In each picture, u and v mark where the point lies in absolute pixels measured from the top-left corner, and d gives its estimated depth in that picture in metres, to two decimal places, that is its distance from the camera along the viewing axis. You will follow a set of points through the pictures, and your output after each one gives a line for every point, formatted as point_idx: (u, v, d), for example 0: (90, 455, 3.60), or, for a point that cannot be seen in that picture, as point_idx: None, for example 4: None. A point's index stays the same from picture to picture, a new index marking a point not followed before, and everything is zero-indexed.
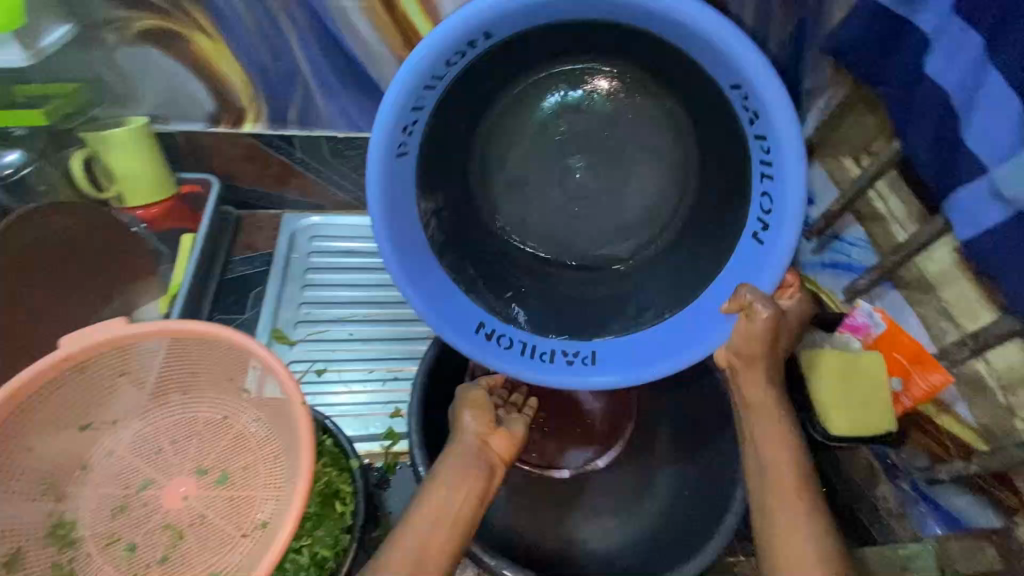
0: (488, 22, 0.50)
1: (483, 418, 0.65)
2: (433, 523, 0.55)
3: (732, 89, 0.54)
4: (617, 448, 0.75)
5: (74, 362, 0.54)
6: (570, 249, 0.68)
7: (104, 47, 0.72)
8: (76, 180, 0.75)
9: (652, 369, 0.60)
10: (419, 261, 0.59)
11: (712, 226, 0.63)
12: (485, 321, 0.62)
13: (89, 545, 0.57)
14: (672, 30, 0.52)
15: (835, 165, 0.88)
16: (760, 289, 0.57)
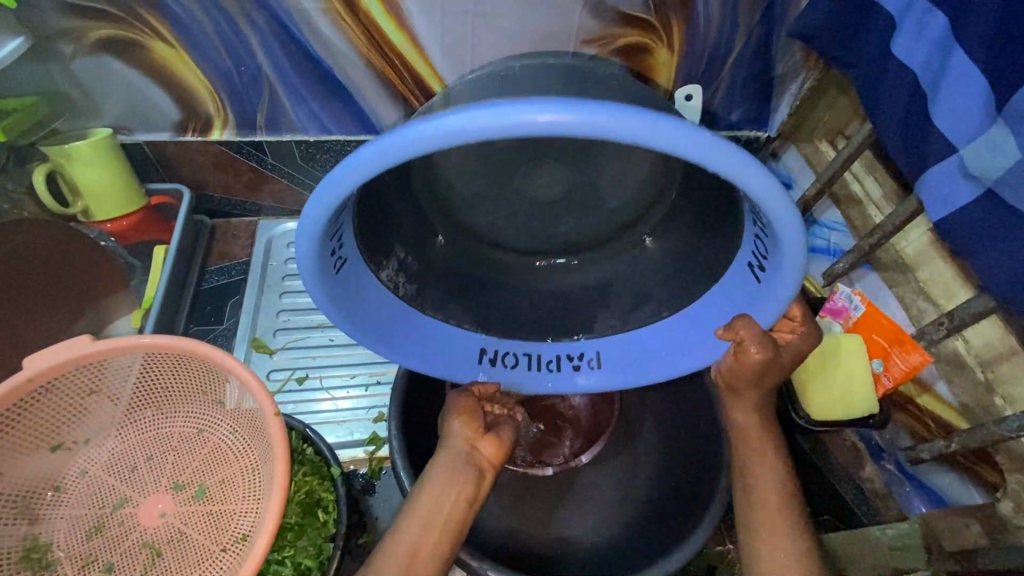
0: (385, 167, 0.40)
1: (473, 423, 0.62)
2: (421, 536, 0.55)
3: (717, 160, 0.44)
4: (601, 443, 0.75)
5: (39, 382, 0.52)
6: (544, 238, 0.62)
7: (59, 59, 0.70)
8: (40, 196, 0.72)
9: (647, 375, 0.59)
10: (380, 322, 0.57)
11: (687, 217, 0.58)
12: (486, 345, 0.63)
13: (64, 568, 0.55)
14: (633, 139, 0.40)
15: (812, 151, 0.89)
16: (758, 325, 0.53)
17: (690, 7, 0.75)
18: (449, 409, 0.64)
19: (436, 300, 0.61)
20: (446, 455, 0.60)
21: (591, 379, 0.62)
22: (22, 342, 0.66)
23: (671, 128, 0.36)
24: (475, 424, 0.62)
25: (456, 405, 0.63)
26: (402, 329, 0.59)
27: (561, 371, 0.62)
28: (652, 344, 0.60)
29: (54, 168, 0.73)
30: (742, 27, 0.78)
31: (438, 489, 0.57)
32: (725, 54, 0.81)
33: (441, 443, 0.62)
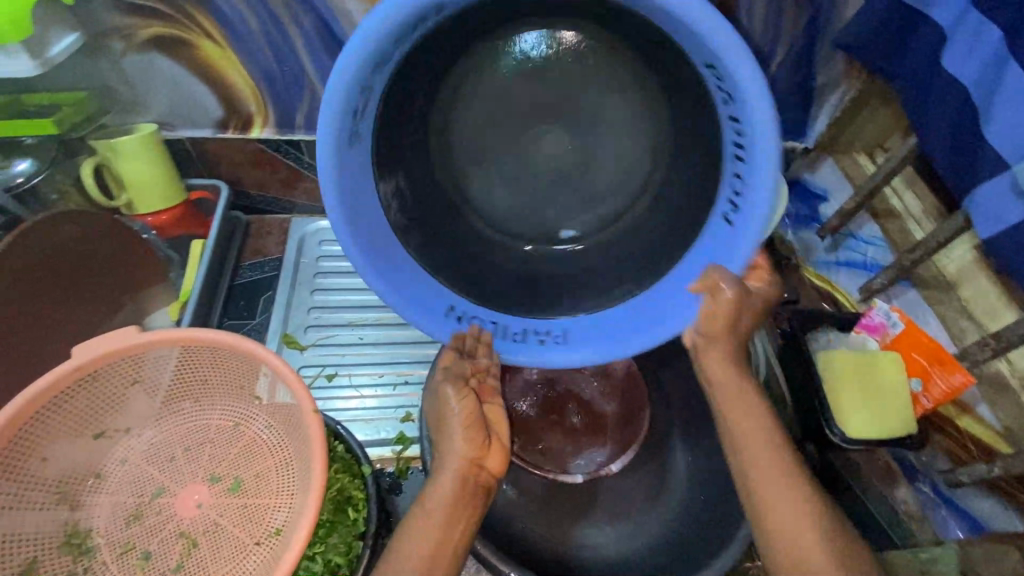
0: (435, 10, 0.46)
1: (474, 435, 0.58)
2: (428, 565, 0.50)
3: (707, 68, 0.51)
4: (632, 451, 0.74)
5: (85, 371, 0.53)
6: (528, 220, 0.64)
7: (110, 56, 0.71)
8: (88, 189, 0.75)
9: (609, 351, 0.59)
10: (363, 221, 0.54)
11: (668, 204, 0.62)
12: (456, 305, 0.61)
13: (103, 554, 0.56)
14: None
15: (851, 164, 0.88)
16: (730, 270, 0.55)
17: (733, 15, 0.74)
18: (439, 400, 0.60)
19: (417, 243, 0.60)
20: (449, 477, 0.56)
21: (556, 352, 0.60)
22: (62, 335, 0.65)
23: None
24: (475, 433, 0.58)
25: (456, 413, 0.59)
26: (386, 251, 0.57)
27: (526, 342, 0.61)
28: (607, 323, 0.61)
29: (101, 161, 0.74)
30: (785, 37, 0.77)
31: (443, 515, 0.53)
32: (766, 63, 0.80)
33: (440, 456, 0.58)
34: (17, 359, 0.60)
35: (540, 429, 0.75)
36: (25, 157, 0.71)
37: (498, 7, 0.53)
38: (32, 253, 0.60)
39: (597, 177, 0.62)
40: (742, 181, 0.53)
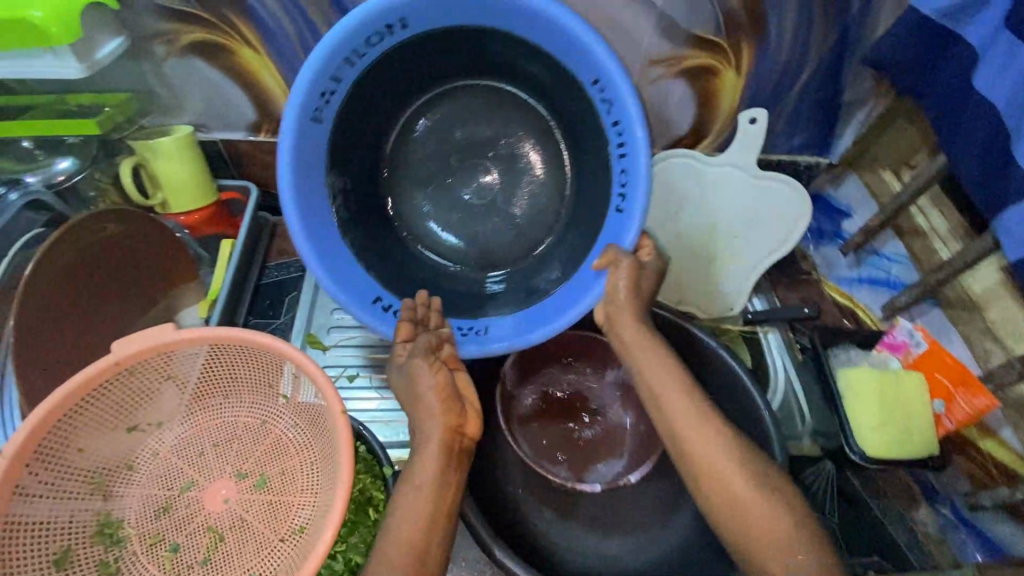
0: (399, 13, 0.59)
1: (451, 406, 0.58)
2: (423, 538, 0.50)
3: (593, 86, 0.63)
4: (650, 463, 0.73)
5: (123, 365, 0.55)
6: (481, 252, 0.77)
7: (152, 58, 0.74)
8: (127, 188, 0.76)
9: (533, 332, 0.66)
10: (310, 199, 0.63)
11: (574, 235, 0.73)
12: (382, 296, 0.68)
13: (133, 545, 0.58)
14: (539, 28, 0.61)
15: (874, 180, 0.87)
16: (623, 246, 0.64)
17: (762, 31, 0.74)
18: (409, 375, 0.60)
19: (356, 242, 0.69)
20: (436, 451, 0.55)
21: (472, 342, 0.67)
22: (92, 333, 0.65)
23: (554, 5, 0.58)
24: (449, 406, 0.58)
25: (430, 387, 0.58)
26: (324, 235, 0.65)
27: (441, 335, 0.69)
28: (516, 318, 0.69)
29: (139, 161, 0.76)
30: (815, 53, 0.76)
31: (434, 489, 0.53)
32: (793, 81, 0.79)
33: (417, 422, 0.58)
34: (40, 359, 0.59)
35: (556, 439, 0.76)
36: (66, 156, 0.73)
37: (437, 69, 0.70)
38: (73, 249, 0.62)
39: (507, 203, 0.76)
40: (623, 174, 0.64)
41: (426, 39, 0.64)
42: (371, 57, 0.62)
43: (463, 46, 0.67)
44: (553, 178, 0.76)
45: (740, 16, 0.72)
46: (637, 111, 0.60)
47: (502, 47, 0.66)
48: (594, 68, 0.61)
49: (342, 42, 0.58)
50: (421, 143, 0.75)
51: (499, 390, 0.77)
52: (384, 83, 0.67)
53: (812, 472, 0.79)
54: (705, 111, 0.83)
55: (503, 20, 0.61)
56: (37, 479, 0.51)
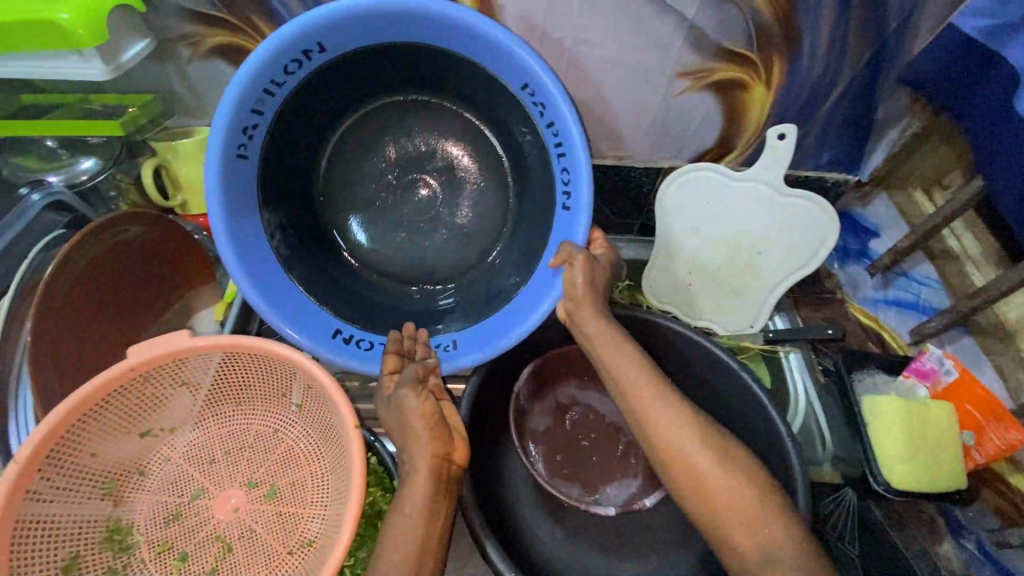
0: (319, 33, 0.59)
1: (440, 434, 0.56)
2: (417, 561, 0.50)
3: (524, 90, 0.63)
4: (664, 491, 0.70)
5: (137, 371, 0.55)
6: (415, 265, 0.76)
7: (176, 61, 0.73)
8: (147, 189, 0.75)
9: (506, 337, 0.66)
10: (246, 243, 0.64)
11: (522, 239, 0.74)
12: (341, 328, 0.69)
13: (142, 552, 0.58)
14: (463, 38, 0.61)
15: (905, 199, 0.87)
16: (575, 243, 0.64)
17: (796, 46, 0.71)
18: (396, 405, 0.58)
19: (301, 271, 0.70)
20: (424, 483, 0.53)
21: (444, 358, 0.68)
22: (107, 335, 0.65)
23: (470, 17, 0.59)
24: (437, 434, 0.56)
25: (417, 417, 0.56)
26: (262, 266, 0.66)
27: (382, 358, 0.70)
28: (484, 327, 0.70)
29: (160, 162, 0.76)
30: (850, 70, 0.73)
31: (422, 521, 0.52)
32: (824, 98, 0.77)
33: (405, 443, 0.57)
34: (65, 366, 0.60)
35: (570, 456, 0.74)
36: (89, 155, 0.74)
37: (368, 85, 0.69)
38: (96, 249, 0.62)
39: (446, 221, 0.74)
40: (565, 173, 0.64)
41: (346, 59, 0.64)
42: (292, 85, 0.62)
43: (393, 61, 0.67)
44: (490, 193, 0.75)
45: (774, 31, 0.69)
46: (569, 114, 0.61)
47: (433, 58, 0.66)
48: (523, 74, 0.62)
49: (258, 74, 0.59)
50: (357, 160, 0.74)
51: (511, 405, 0.74)
52: (310, 106, 0.67)
53: (832, 499, 0.76)
54: (732, 125, 0.81)
55: (424, 34, 0.62)
56: (48, 483, 0.51)
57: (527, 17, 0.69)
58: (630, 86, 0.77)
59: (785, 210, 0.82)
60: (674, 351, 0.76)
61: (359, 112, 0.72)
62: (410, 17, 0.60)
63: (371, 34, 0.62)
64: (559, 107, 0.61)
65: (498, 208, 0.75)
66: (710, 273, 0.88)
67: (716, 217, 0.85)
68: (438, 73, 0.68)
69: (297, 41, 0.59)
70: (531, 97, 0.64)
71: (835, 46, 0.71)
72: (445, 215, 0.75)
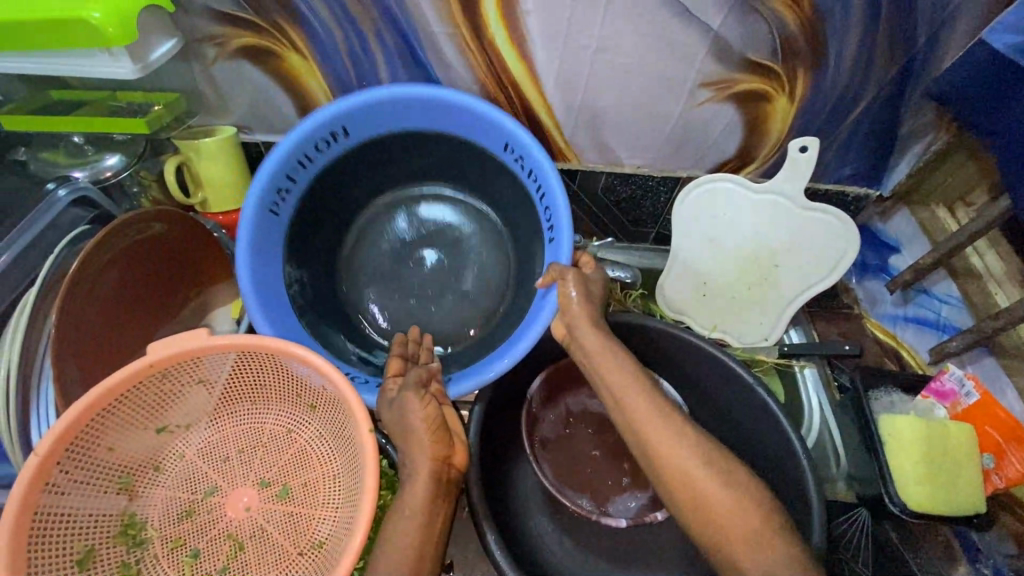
0: (342, 119, 0.70)
1: (441, 438, 0.56)
2: (416, 564, 0.49)
3: (507, 150, 0.72)
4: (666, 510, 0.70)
5: (156, 368, 0.55)
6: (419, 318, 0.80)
7: (202, 59, 0.74)
8: (170, 187, 0.76)
9: (497, 362, 0.66)
10: (268, 290, 0.69)
11: (527, 274, 0.78)
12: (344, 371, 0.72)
13: (155, 547, 0.58)
14: (458, 114, 0.71)
15: (927, 216, 0.84)
16: (560, 262, 0.67)
17: (821, 59, 0.70)
18: (399, 409, 0.58)
19: (314, 328, 0.75)
20: (424, 484, 0.53)
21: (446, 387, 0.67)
22: (129, 330, 0.66)
23: (463, 97, 0.69)
24: (436, 437, 0.55)
25: (418, 419, 0.56)
26: (282, 314, 0.71)
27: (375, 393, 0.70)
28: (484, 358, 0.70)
29: (183, 160, 0.77)
30: (876, 82, 0.72)
31: (422, 522, 0.51)
32: (848, 111, 0.76)
33: (404, 436, 0.56)
34: (94, 354, 0.61)
35: (582, 467, 0.74)
36: (116, 152, 0.75)
37: (389, 177, 0.81)
38: (120, 245, 0.63)
39: (449, 288, 0.80)
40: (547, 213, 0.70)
41: (365, 145, 0.75)
42: (321, 162, 0.72)
43: (407, 146, 0.77)
44: (492, 265, 0.82)
45: (799, 42, 0.68)
46: (546, 162, 0.68)
47: (437, 137, 0.76)
48: (502, 134, 0.71)
49: (294, 148, 0.69)
50: (377, 236, 0.83)
51: (523, 411, 0.75)
52: (337, 184, 0.77)
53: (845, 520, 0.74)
54: (753, 138, 0.81)
55: (430, 119, 0.73)
56: (68, 477, 0.52)
57: (550, 25, 0.68)
58: (639, 120, 0.80)
59: (801, 224, 0.81)
60: (687, 363, 0.76)
61: (381, 198, 0.83)
62: (416, 100, 0.70)
63: (386, 122, 0.73)
64: (536, 156, 0.68)
65: (499, 276, 0.81)
66: (722, 287, 0.88)
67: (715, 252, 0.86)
68: (448, 160, 0.79)
69: (325, 125, 0.69)
70: (513, 156, 0.72)
71: (861, 57, 0.69)
72: (451, 284, 0.81)
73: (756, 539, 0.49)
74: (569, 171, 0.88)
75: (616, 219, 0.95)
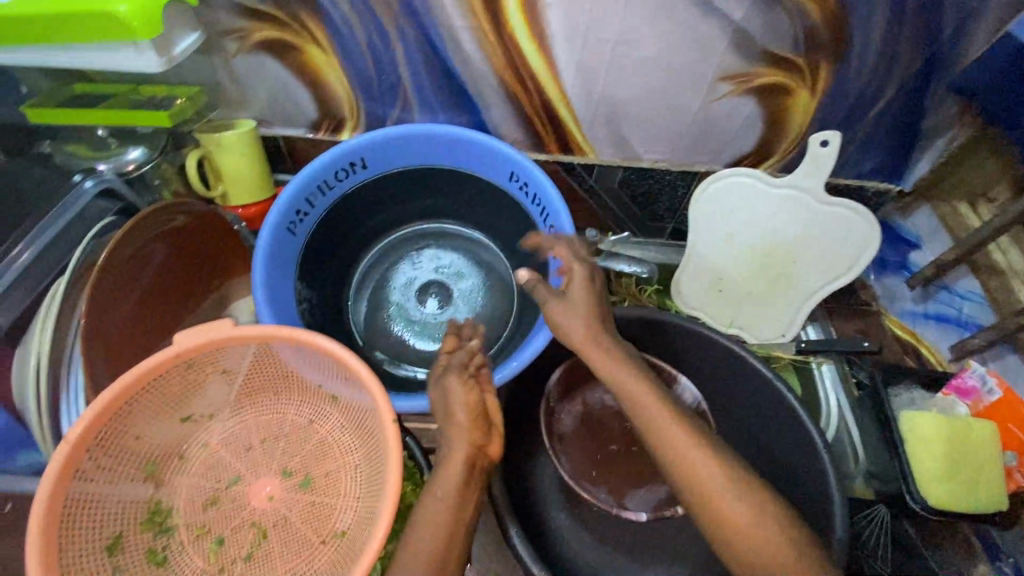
0: (363, 150, 0.75)
1: (478, 426, 0.54)
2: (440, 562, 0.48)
3: (513, 180, 0.77)
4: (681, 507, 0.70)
5: (181, 358, 0.56)
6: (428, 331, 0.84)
7: (224, 53, 0.75)
8: (190, 178, 0.77)
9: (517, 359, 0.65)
10: (280, 299, 0.71)
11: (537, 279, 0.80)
12: None
13: (181, 534, 0.59)
14: (470, 149, 0.77)
15: (948, 212, 0.81)
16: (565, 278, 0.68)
17: (843, 51, 0.69)
18: (442, 393, 0.56)
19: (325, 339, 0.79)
20: (457, 469, 0.52)
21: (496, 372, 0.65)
22: (151, 321, 0.67)
23: (477, 136, 0.75)
24: (475, 423, 0.54)
25: (460, 407, 0.54)
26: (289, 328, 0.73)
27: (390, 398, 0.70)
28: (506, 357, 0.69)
29: (203, 153, 0.77)
30: (899, 76, 0.71)
31: (455, 501, 0.51)
32: (869, 104, 0.75)
33: (445, 421, 0.55)
34: (121, 345, 0.62)
35: (599, 459, 0.74)
36: (138, 145, 0.76)
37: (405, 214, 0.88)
38: (144, 237, 0.63)
39: (453, 318, 0.84)
40: (553, 229, 0.73)
41: (381, 180, 0.81)
42: (339, 189, 0.77)
43: (419, 181, 0.83)
44: (492, 291, 0.86)
45: (822, 35, 0.68)
46: (552, 189, 0.72)
47: (448, 173, 0.81)
48: (509, 163, 0.76)
49: (317, 173, 0.73)
50: (386, 269, 0.88)
51: (541, 404, 0.76)
52: (354, 216, 0.83)
53: (864, 516, 0.75)
54: (773, 132, 0.80)
55: (442, 154, 0.79)
56: (97, 464, 0.53)
57: (571, 18, 0.68)
58: (651, 123, 0.81)
59: (811, 229, 0.82)
60: (703, 358, 0.76)
61: (395, 236, 0.89)
62: (432, 135, 0.76)
63: (403, 159, 0.79)
64: (542, 183, 0.73)
65: (504, 304, 0.86)
66: (732, 287, 0.88)
67: (722, 259, 0.87)
68: (458, 198, 0.86)
69: (347, 155, 0.75)
70: (520, 185, 0.77)
71: (885, 50, 0.69)
72: (458, 309, 0.85)
73: (773, 532, 0.49)
74: (587, 165, 0.88)
75: (633, 214, 0.95)
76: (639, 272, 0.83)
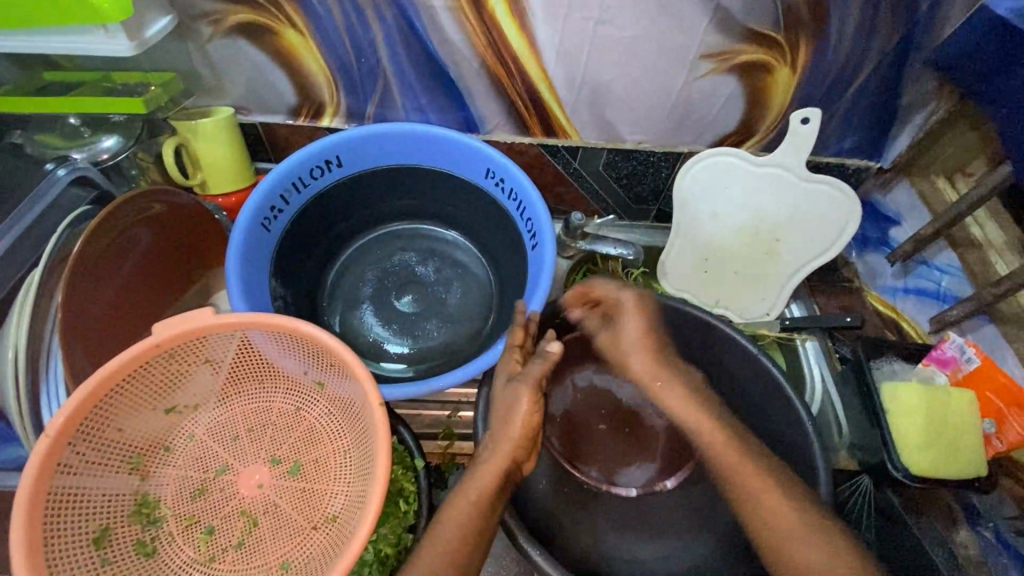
0: (338, 147, 0.76)
1: (525, 441, 0.58)
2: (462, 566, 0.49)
3: (490, 178, 0.78)
4: (686, 470, 0.73)
5: (162, 348, 0.55)
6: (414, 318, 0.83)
7: (198, 38, 0.73)
8: (168, 167, 0.76)
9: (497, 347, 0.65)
10: (257, 295, 0.70)
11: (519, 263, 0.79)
12: None
13: (170, 525, 0.58)
14: (447, 147, 0.77)
15: (927, 187, 0.83)
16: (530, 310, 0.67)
17: (823, 27, 0.69)
18: (510, 399, 0.59)
19: None
20: (492, 477, 0.55)
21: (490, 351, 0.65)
22: (129, 311, 0.66)
23: (452, 133, 0.76)
24: (526, 440, 0.58)
25: (522, 417, 0.58)
26: None
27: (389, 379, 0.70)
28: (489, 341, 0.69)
29: (181, 142, 0.76)
30: (877, 52, 0.72)
31: (484, 510, 0.53)
32: (848, 81, 0.76)
33: (505, 429, 0.58)
34: (101, 334, 0.61)
35: (590, 442, 0.74)
36: (111, 134, 0.76)
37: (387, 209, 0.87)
38: (119, 223, 0.62)
39: (431, 315, 0.83)
40: (533, 225, 0.73)
41: (355, 178, 0.80)
42: (314, 188, 0.77)
43: (392, 180, 0.83)
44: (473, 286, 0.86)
45: (802, 12, 0.68)
46: (528, 183, 0.73)
47: (422, 170, 0.81)
48: (485, 160, 0.76)
49: (291, 170, 0.73)
50: (360, 272, 0.87)
51: None
52: (329, 215, 0.82)
53: (848, 487, 0.76)
54: (755, 110, 0.80)
55: (418, 153, 0.79)
56: (80, 457, 0.52)
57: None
58: (632, 107, 0.81)
59: (783, 216, 0.84)
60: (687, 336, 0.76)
61: (376, 237, 0.89)
62: (408, 131, 0.77)
63: (376, 155, 0.79)
64: (517, 176, 0.73)
65: (485, 294, 0.85)
66: (714, 272, 0.89)
67: (700, 246, 0.88)
68: (434, 197, 0.85)
69: (322, 152, 0.75)
70: (496, 182, 0.77)
71: (864, 25, 0.69)
72: (438, 304, 0.84)
73: None
74: (569, 149, 0.88)
75: (618, 197, 0.95)
76: (624, 255, 0.86)
